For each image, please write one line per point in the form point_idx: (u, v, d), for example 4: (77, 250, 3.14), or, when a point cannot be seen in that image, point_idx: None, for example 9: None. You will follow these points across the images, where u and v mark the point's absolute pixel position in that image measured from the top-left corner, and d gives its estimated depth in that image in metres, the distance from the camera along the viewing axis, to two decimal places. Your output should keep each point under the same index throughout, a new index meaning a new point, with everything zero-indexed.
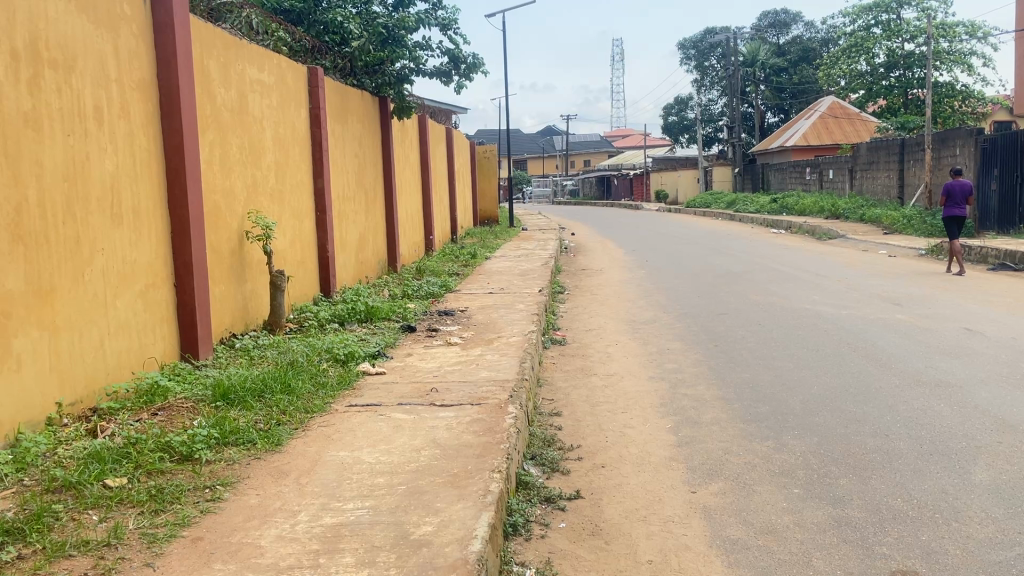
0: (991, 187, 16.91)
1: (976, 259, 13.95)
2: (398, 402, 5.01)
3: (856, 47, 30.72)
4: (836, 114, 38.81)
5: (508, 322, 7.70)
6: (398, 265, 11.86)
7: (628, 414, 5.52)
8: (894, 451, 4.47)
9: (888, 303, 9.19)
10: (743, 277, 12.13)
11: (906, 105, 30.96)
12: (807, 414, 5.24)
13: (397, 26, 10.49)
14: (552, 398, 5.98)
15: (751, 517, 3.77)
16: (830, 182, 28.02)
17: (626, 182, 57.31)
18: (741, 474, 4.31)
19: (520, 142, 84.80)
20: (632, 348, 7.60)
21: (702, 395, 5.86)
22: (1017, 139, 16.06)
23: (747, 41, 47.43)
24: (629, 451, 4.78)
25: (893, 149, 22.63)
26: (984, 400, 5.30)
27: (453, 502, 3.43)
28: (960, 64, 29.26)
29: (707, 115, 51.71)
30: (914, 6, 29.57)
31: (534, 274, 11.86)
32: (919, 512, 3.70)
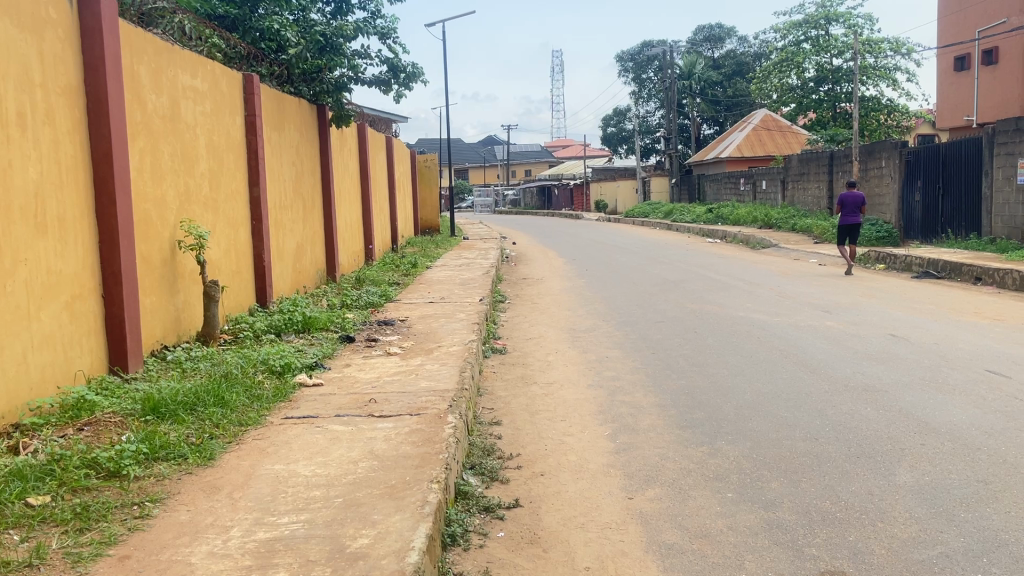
0: (915, 198, 17.64)
1: (901, 268, 14.39)
2: (335, 414, 4.94)
3: (786, 61, 31.64)
4: (768, 126, 39.87)
5: (448, 332, 7.69)
6: (338, 274, 11.72)
7: (568, 422, 5.55)
8: (823, 455, 4.60)
9: (819, 311, 9.45)
10: (680, 286, 12.31)
11: (835, 118, 31.92)
12: (740, 420, 5.34)
13: (335, 34, 10.48)
14: (491, 408, 5.97)
15: (686, 522, 3.83)
16: (763, 193, 28.73)
17: (566, 193, 57.82)
18: (678, 480, 4.37)
19: (461, 152, 84.96)
20: (571, 356, 7.67)
21: (639, 402, 5.94)
22: (938, 152, 16.77)
23: (683, 55, 48.43)
24: (568, 458, 4.82)
25: (822, 161, 23.34)
26: (907, 403, 5.50)
27: (390, 515, 3.40)
28: (885, 79, 30.40)
29: (645, 127, 52.61)
30: (842, 23, 30.58)
31: (475, 284, 11.86)
32: (846, 513, 3.81)
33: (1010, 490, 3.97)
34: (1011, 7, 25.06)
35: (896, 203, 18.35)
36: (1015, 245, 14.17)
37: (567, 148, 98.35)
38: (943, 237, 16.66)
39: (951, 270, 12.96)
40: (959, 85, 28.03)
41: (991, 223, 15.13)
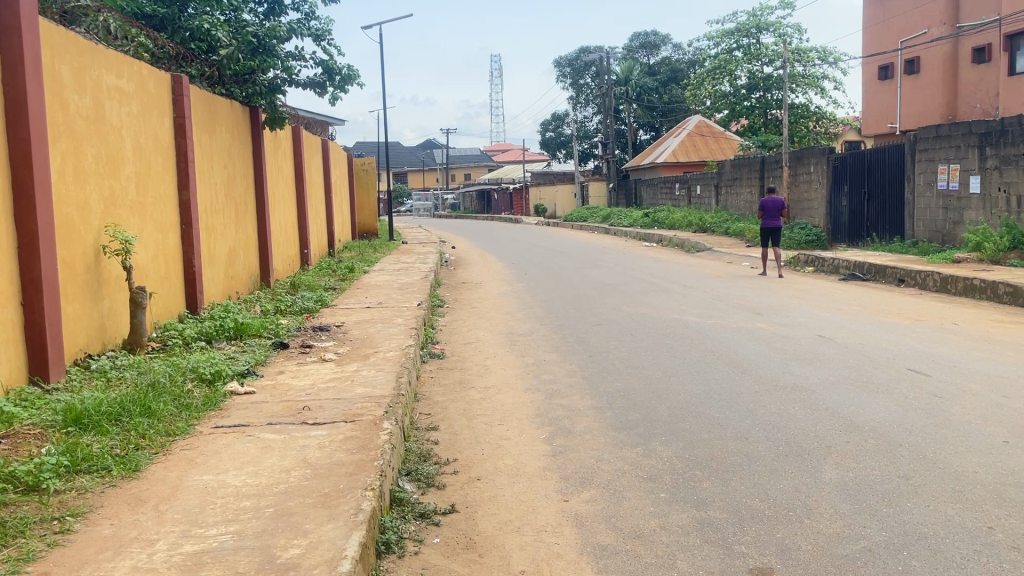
0: (842, 203, 18.24)
1: (829, 271, 14.82)
2: (267, 422, 4.85)
3: (719, 69, 32.34)
4: (702, 131, 40.66)
5: (384, 337, 7.62)
6: (272, 279, 11.51)
7: (504, 426, 5.56)
8: (752, 454, 4.71)
9: (750, 312, 9.67)
10: (617, 289, 12.44)
11: (766, 125, 32.77)
12: (673, 421, 5.43)
13: (267, 35, 10.34)
14: (428, 413, 5.94)
15: (620, 523, 3.87)
16: (698, 198, 29.28)
17: (506, 197, 58.02)
18: (612, 481, 4.41)
19: (400, 156, 84.43)
20: (509, 360, 7.68)
21: (575, 405, 5.98)
22: (863, 159, 17.37)
23: (620, 61, 49.06)
24: (504, 463, 4.82)
25: (754, 167, 23.91)
26: (834, 402, 5.66)
27: (322, 523, 3.35)
28: (814, 87, 31.33)
29: (583, 132, 53.10)
30: (772, 32, 31.40)
31: (412, 288, 11.79)
32: (774, 511, 3.90)
33: (928, 484, 4.12)
34: (931, 18, 26.12)
35: (824, 207, 18.94)
36: (936, 248, 14.75)
37: (506, 153, 98.68)
38: (868, 240, 17.25)
39: (876, 272, 13.41)
40: (883, 93, 29.07)
41: (913, 227, 15.72)
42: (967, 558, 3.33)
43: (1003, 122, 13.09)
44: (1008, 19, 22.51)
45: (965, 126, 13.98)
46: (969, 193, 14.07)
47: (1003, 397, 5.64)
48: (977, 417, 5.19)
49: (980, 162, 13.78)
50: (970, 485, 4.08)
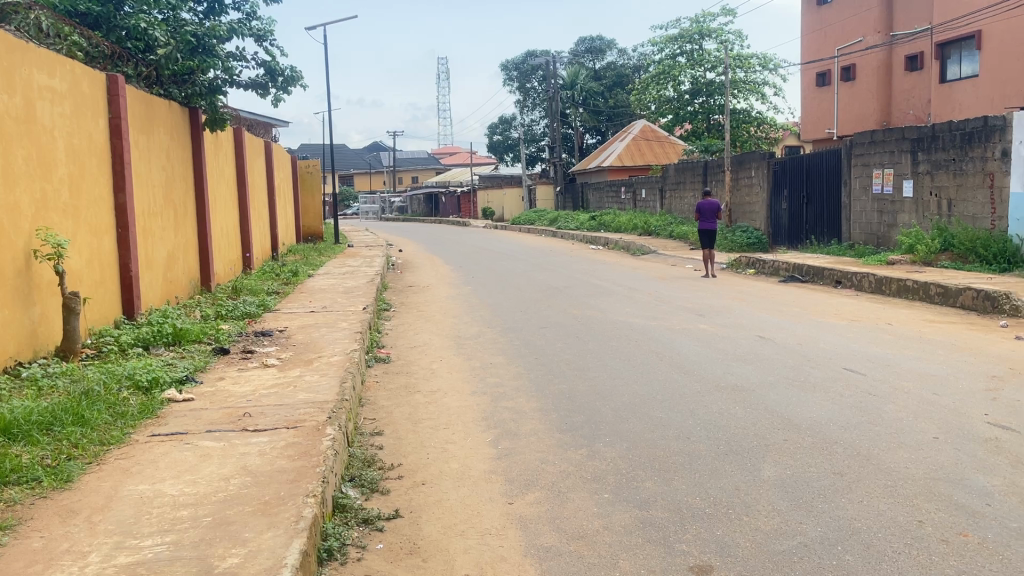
0: (782, 206, 18.66)
1: (769, 273, 15.13)
2: (206, 430, 4.76)
3: (663, 74, 32.78)
4: (647, 136, 41.16)
5: (329, 342, 7.53)
6: (213, 283, 11.28)
7: (450, 430, 5.54)
8: (694, 453, 4.78)
9: (693, 314, 9.81)
10: (564, 292, 12.52)
11: (709, 130, 33.33)
12: (617, 422, 5.49)
13: (207, 34, 10.17)
14: (373, 418, 5.89)
15: (564, 524, 3.89)
16: (643, 201, 29.63)
17: (453, 200, 57.91)
18: (557, 483, 4.44)
19: (346, 158, 83.63)
20: (455, 364, 7.66)
21: (521, 408, 6.00)
22: (802, 163, 17.79)
23: (566, 66, 49.39)
24: (450, 466, 4.81)
25: (697, 171, 24.29)
26: (773, 402, 5.78)
27: (262, 531, 3.30)
28: (755, 93, 31.99)
29: (530, 135, 53.32)
30: (714, 39, 31.96)
31: (358, 292, 11.68)
32: (714, 509, 3.97)
33: (863, 480, 4.23)
34: (866, 27, 26.91)
35: (765, 211, 19.34)
36: (871, 250, 15.17)
37: (453, 156, 98.51)
38: (807, 243, 17.66)
39: (815, 274, 13.74)
40: (821, 99, 29.81)
41: (850, 230, 16.16)
42: (898, 551, 3.44)
43: (933, 128, 13.53)
44: (938, 27, 23.32)
45: (898, 132, 14.42)
46: (902, 197, 14.50)
47: (932, 394, 5.83)
48: (909, 414, 5.36)
49: (913, 167, 14.21)
50: (901, 480, 4.21)
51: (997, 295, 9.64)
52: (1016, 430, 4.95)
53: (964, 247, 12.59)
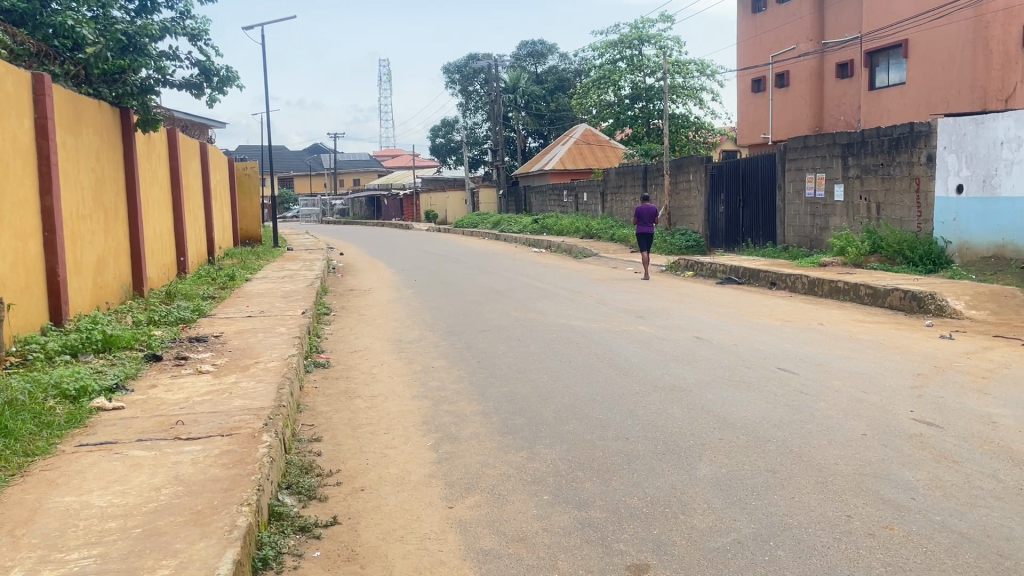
0: (719, 209, 19.04)
1: (707, 275, 15.41)
2: (136, 439, 4.63)
3: (604, 79, 33.12)
4: (588, 140, 41.50)
5: (266, 347, 7.40)
6: (146, 288, 10.99)
7: (389, 435, 5.50)
8: (632, 453, 4.84)
9: (632, 316, 9.92)
10: (506, 295, 12.55)
11: (648, 134, 33.80)
12: (557, 423, 5.53)
13: (138, 33, 9.92)
14: (311, 423, 5.82)
15: (503, 527, 3.90)
16: (585, 205, 29.90)
17: (396, 202, 57.56)
18: (496, 485, 4.44)
19: (285, 160, 82.38)
20: (396, 368, 7.61)
21: (462, 411, 5.99)
22: (738, 167, 18.19)
23: (508, 69, 49.54)
24: (389, 471, 4.77)
25: (637, 174, 24.61)
26: (710, 401, 5.88)
27: (194, 541, 3.23)
28: (693, 98, 32.57)
29: (472, 138, 53.33)
30: (653, 44, 32.43)
31: (296, 296, 11.52)
32: (652, 508, 4.03)
33: (795, 476, 4.35)
34: (799, 35, 27.66)
35: (703, 214, 19.70)
36: (805, 252, 15.57)
37: (396, 158, 97.88)
38: (744, 245, 18.04)
39: (751, 276, 14.04)
40: (756, 105, 30.50)
41: (784, 232, 16.57)
42: (828, 546, 3.53)
43: (862, 133, 13.95)
44: (867, 36, 24.08)
45: (830, 137, 14.84)
46: (834, 201, 14.92)
47: (861, 392, 6.02)
48: (839, 411, 5.51)
49: (844, 171, 14.63)
50: (831, 476, 4.33)
51: (923, 295, 9.99)
52: (939, 425, 5.14)
53: (892, 249, 13.01)
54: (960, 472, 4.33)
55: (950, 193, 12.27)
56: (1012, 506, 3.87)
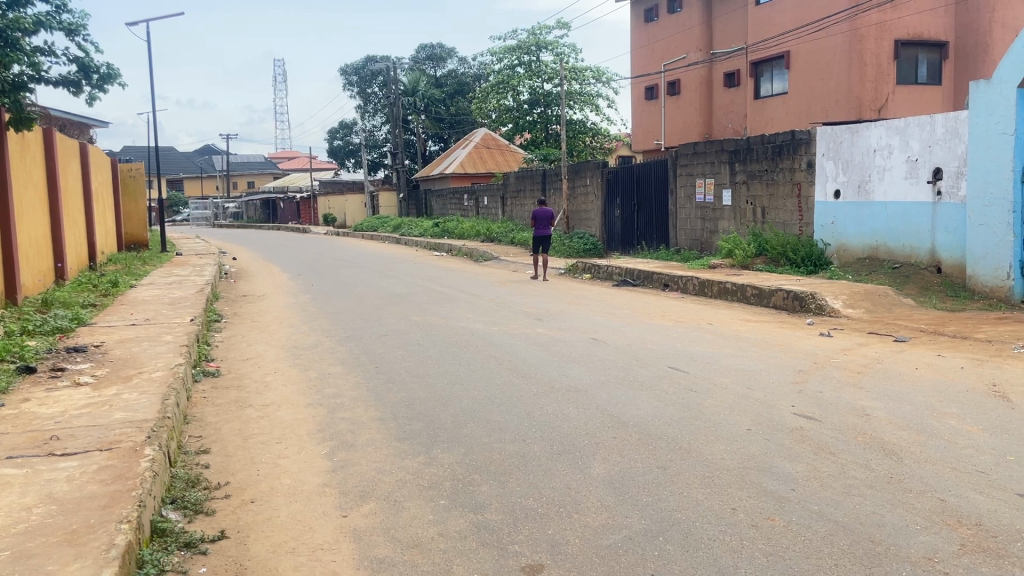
0: (615, 214, 19.48)
1: (603, 278, 15.72)
2: (5, 457, 4.34)
3: (503, 84, 33.36)
4: (488, 144, 41.55)
5: (151, 357, 7.10)
6: (19, 296, 10.32)
7: (283, 444, 5.36)
8: (528, 454, 4.89)
9: (531, 319, 10.02)
10: (406, 299, 12.46)
11: (547, 139, 34.24)
12: (455, 427, 5.52)
13: (9, 27, 9.36)
14: (199, 435, 5.61)
15: (398, 534, 3.86)
16: (485, 209, 30.02)
17: (292, 205, 56.22)
18: (392, 492, 4.40)
19: (174, 161, 79.34)
20: (291, 375, 7.43)
21: (358, 417, 5.90)
22: (632, 173, 18.67)
23: (407, 72, 49.25)
24: (281, 482, 4.65)
25: (536, 178, 24.85)
26: (605, 401, 6.00)
27: (68, 563, 3.06)
28: (589, 104, 33.20)
29: (371, 141, 52.75)
30: (550, 51, 32.87)
31: (185, 303, 11.10)
32: (546, 508, 4.07)
33: (684, 472, 4.49)
34: (689, 44, 28.63)
35: (600, 218, 20.12)
36: (696, 255, 16.10)
37: (293, 160, 95.83)
38: (639, 248, 18.51)
39: (644, 279, 14.41)
40: (650, 111, 31.36)
41: (676, 236, 17.09)
42: (714, 539, 3.66)
43: (748, 141, 14.54)
44: (753, 47, 25.10)
45: (718, 144, 15.41)
46: (722, 206, 15.50)
47: (747, 388, 6.27)
48: (726, 408, 5.72)
49: (731, 177, 15.20)
50: (718, 471, 4.48)
51: (804, 296, 10.48)
52: (818, 419, 5.41)
53: (776, 251, 13.61)
54: (836, 462, 4.57)
55: (829, 198, 12.94)
56: (883, 493, 4.10)
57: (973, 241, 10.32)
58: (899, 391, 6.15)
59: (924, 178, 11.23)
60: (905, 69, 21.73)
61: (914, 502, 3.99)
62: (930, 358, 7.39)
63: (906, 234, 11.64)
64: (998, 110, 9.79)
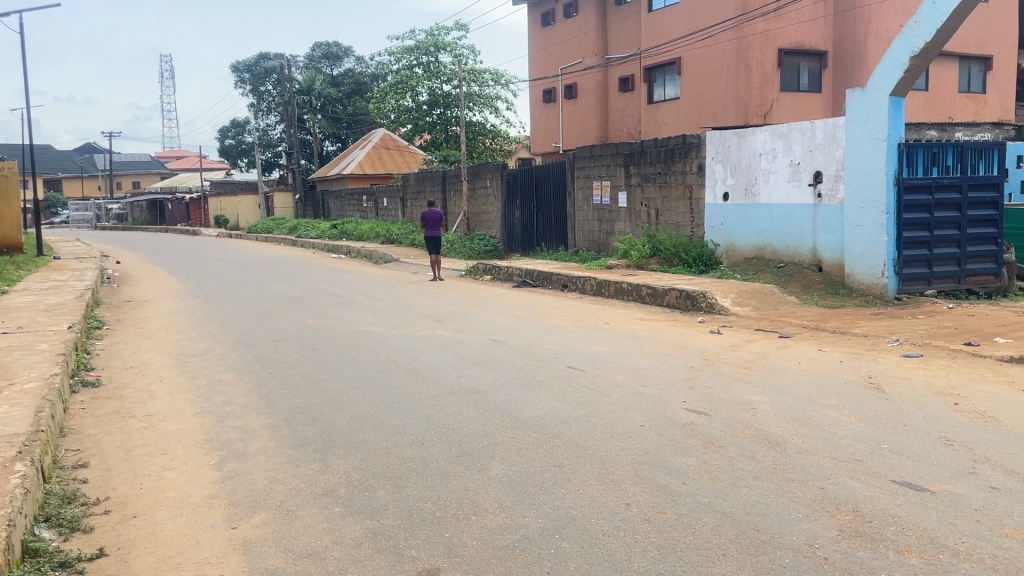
0: (515, 215, 19.63)
1: (504, 279, 15.81)
2: None
3: (401, 84, 33.11)
4: (387, 144, 41.08)
5: (24, 367, 6.67)
6: None
7: (169, 455, 5.14)
8: (426, 457, 4.85)
9: (431, 321, 9.95)
10: (301, 302, 12.18)
11: (446, 140, 34.15)
12: (351, 432, 5.43)
13: None
14: (76, 449, 5.30)
15: (291, 543, 3.76)
16: (384, 210, 29.70)
17: (180, 206, 54.09)
18: (285, 501, 4.28)
19: (52, 160, 75.03)
20: (178, 383, 7.13)
21: (250, 425, 5.71)
22: (531, 174, 18.85)
23: (303, 70, 48.20)
24: (166, 495, 4.45)
25: (436, 180, 24.78)
26: (503, 401, 6.02)
27: None
28: (488, 106, 33.34)
29: (265, 140, 51.39)
30: (448, 52, 32.84)
31: (62, 309, 10.49)
32: (444, 511, 4.04)
33: (580, 469, 4.55)
34: (585, 48, 29.15)
35: (500, 220, 20.21)
36: (594, 256, 16.39)
37: (182, 160, 92.25)
38: (538, 250, 18.71)
39: (543, 280, 14.56)
40: (549, 114, 31.74)
41: (574, 237, 17.35)
42: (608, 534, 3.71)
43: (641, 144, 14.90)
44: (646, 53, 25.77)
45: (613, 148, 15.75)
46: (618, 207, 15.83)
47: (641, 385, 6.42)
48: (620, 405, 5.84)
49: (626, 179, 15.54)
50: (612, 467, 4.56)
51: (695, 294, 10.82)
52: (709, 414, 5.58)
53: (670, 252, 13.99)
54: (724, 455, 4.72)
55: (719, 200, 13.41)
56: (767, 483, 4.27)
57: (852, 241, 10.87)
58: (783, 385, 6.43)
59: (806, 181, 11.78)
60: (787, 77, 22.80)
61: (797, 491, 4.17)
62: (812, 353, 7.74)
63: (790, 235, 12.17)
64: (873, 117, 10.34)
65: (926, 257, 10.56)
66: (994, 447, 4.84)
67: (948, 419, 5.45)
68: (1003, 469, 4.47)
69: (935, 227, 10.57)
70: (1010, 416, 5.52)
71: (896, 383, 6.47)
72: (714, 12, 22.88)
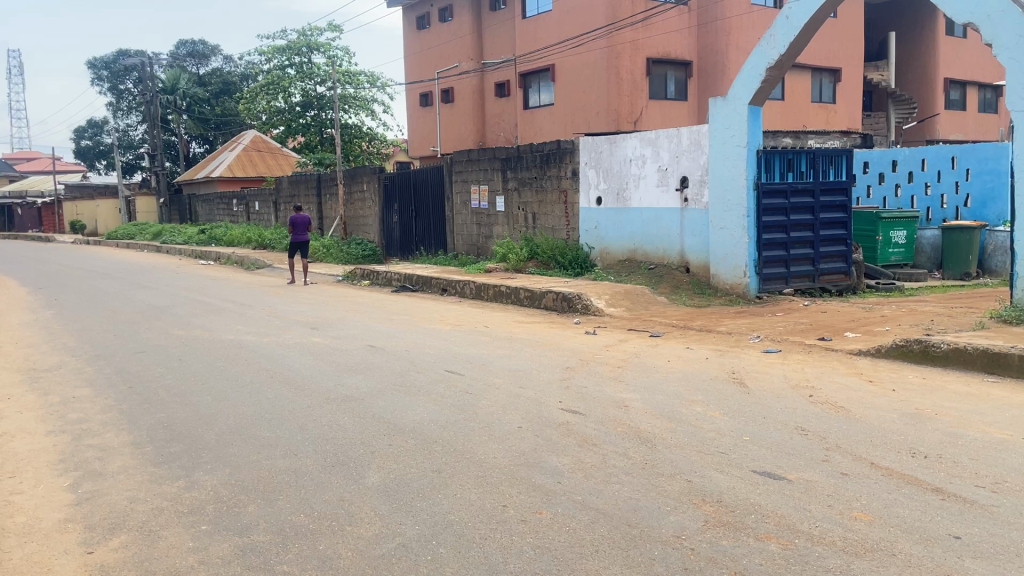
0: (393, 219, 19.45)
1: (383, 284, 15.59)
2: None
3: (273, 84, 32.15)
4: (258, 147, 39.81)
5: None
6: None
7: (17, 478, 4.78)
8: (300, 469, 4.73)
9: (306, 328, 9.71)
10: (167, 311, 11.59)
11: (322, 142, 33.43)
12: (219, 446, 5.22)
13: None
14: None
15: (153, 566, 3.58)
16: (256, 214, 28.77)
17: (31, 211, 50.54)
18: (148, 521, 4.07)
19: None
20: (29, 400, 6.65)
21: (109, 443, 5.40)
22: (409, 178, 18.71)
23: (166, 69, 46.06)
24: (14, 521, 4.14)
25: (311, 184, 24.20)
26: (380, 408, 5.95)
27: None
28: (364, 109, 32.89)
29: (126, 141, 48.75)
30: (322, 53, 32.16)
31: None
32: (318, 524, 3.95)
33: (457, 474, 4.55)
34: (461, 53, 29.25)
35: (378, 224, 19.98)
36: (473, 260, 16.47)
37: (33, 161, 86.25)
38: (417, 254, 18.62)
39: (422, 284, 14.49)
40: (426, 119, 31.66)
41: (453, 241, 17.36)
42: (484, 537, 3.73)
43: (518, 149, 15.09)
44: (520, 59, 26.09)
45: (490, 152, 15.84)
46: (496, 211, 15.95)
47: (519, 387, 6.49)
48: (497, 407, 5.89)
49: (503, 184, 15.68)
50: (489, 469, 4.60)
51: (572, 296, 11.05)
52: (583, 413, 5.71)
53: (546, 255, 14.22)
54: (598, 453, 4.84)
55: (592, 204, 13.75)
56: (638, 479, 4.41)
57: (716, 243, 11.38)
58: (654, 383, 6.65)
59: (673, 186, 12.25)
60: (656, 85, 23.64)
61: (665, 485, 4.32)
62: (681, 351, 8.05)
63: (659, 237, 12.63)
64: (733, 125, 10.87)
65: (783, 257, 11.20)
66: (844, 436, 5.18)
67: (806, 410, 5.78)
68: (852, 456, 4.79)
69: (791, 229, 11.22)
70: (859, 406, 5.93)
71: (757, 377, 6.82)
72: (586, 21, 23.47)
